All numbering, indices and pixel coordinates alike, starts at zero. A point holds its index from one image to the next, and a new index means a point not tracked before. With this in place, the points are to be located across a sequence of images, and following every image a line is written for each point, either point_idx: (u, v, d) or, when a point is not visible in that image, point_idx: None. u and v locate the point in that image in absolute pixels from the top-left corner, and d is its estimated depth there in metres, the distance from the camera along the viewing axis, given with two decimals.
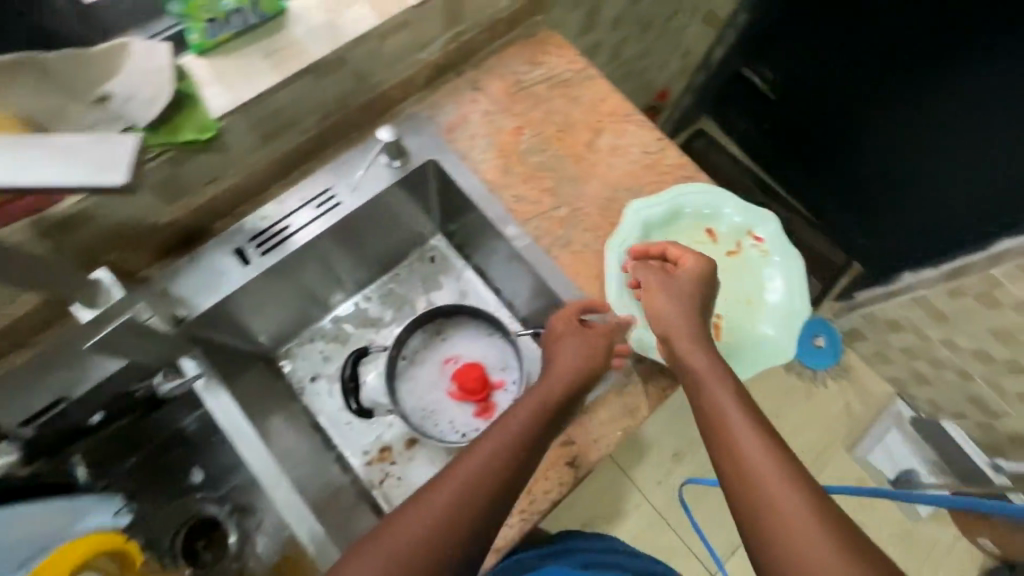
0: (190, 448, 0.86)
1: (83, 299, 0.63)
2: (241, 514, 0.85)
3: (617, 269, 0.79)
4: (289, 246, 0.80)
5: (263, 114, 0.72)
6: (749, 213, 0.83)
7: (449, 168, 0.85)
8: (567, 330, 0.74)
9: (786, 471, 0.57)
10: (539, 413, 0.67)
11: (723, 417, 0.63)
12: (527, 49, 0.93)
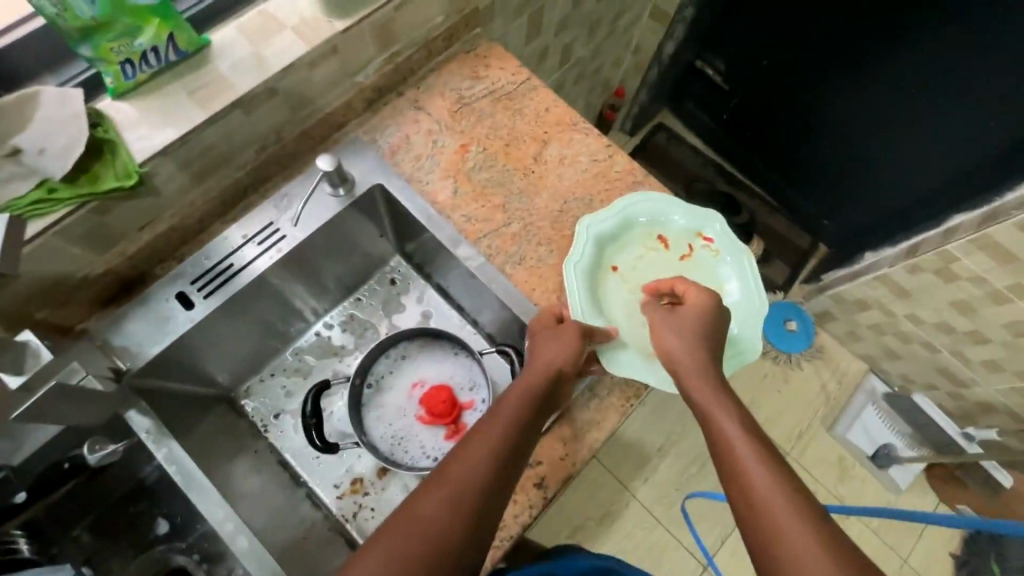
0: (151, 500, 0.83)
1: (8, 365, 0.59)
2: (211, 562, 0.82)
3: (577, 290, 0.77)
4: (235, 285, 0.77)
5: (192, 154, 0.69)
6: (694, 215, 0.82)
7: (395, 191, 0.83)
8: (547, 326, 0.73)
9: (796, 494, 0.55)
10: (528, 400, 0.65)
11: (734, 437, 0.61)
12: (467, 64, 0.92)
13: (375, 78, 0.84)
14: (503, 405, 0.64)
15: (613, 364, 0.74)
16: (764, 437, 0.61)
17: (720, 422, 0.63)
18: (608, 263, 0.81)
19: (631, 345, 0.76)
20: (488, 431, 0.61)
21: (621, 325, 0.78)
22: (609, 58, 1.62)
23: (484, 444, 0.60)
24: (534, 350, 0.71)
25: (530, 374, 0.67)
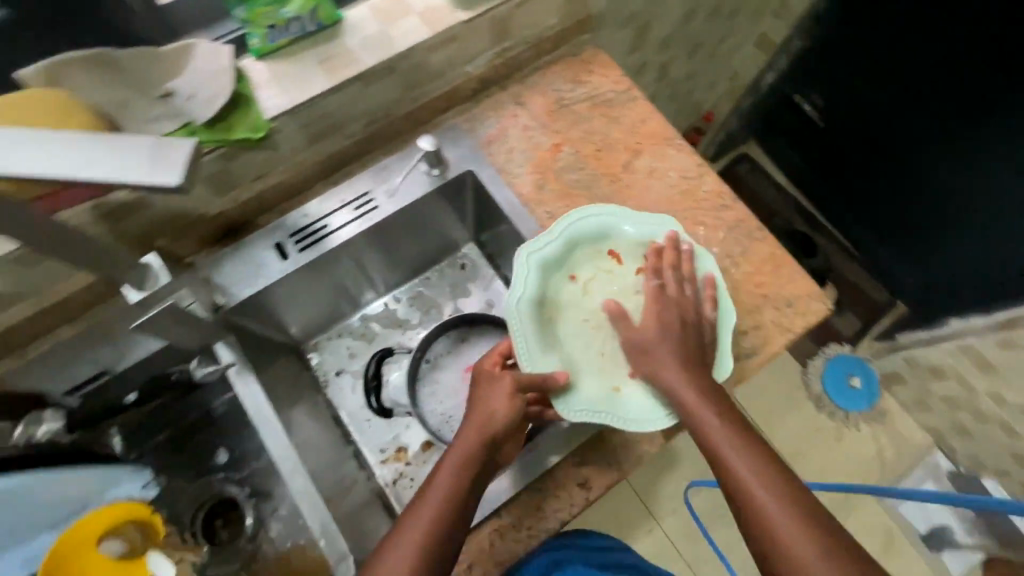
0: (217, 429, 0.87)
1: (133, 281, 0.64)
2: (262, 498, 0.85)
3: (524, 331, 0.72)
4: (326, 245, 0.82)
5: (311, 118, 0.75)
6: (645, 224, 0.77)
7: (485, 179, 0.86)
8: (490, 375, 0.70)
9: (829, 544, 0.56)
10: (467, 464, 0.63)
11: (758, 482, 0.60)
12: (571, 68, 0.94)
13: (484, 70, 0.87)
14: (438, 479, 0.63)
15: (574, 411, 0.69)
16: (787, 475, 0.61)
17: (738, 466, 0.61)
18: (552, 303, 0.76)
19: (596, 389, 0.72)
20: (423, 511, 0.61)
21: (582, 365, 0.74)
22: (706, 80, 1.59)
23: (421, 524, 0.60)
24: (474, 405, 0.68)
25: (466, 435, 0.65)
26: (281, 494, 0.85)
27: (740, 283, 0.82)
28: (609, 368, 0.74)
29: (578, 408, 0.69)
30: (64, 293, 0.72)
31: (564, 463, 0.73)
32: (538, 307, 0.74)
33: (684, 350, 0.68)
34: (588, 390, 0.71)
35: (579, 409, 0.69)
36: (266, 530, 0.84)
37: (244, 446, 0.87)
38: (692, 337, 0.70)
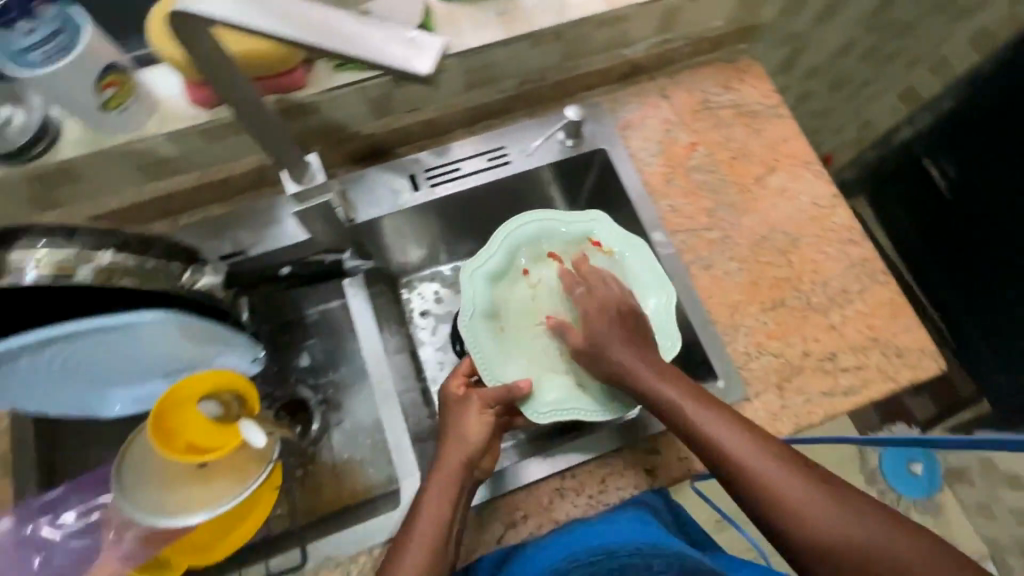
0: (303, 333, 0.94)
1: (293, 173, 0.67)
2: (330, 408, 0.90)
3: (481, 345, 0.76)
4: (456, 187, 0.85)
5: (476, 66, 0.79)
6: (577, 223, 0.81)
7: (616, 161, 0.87)
8: (456, 400, 0.70)
9: (849, 517, 0.52)
10: (444, 488, 0.64)
11: (754, 466, 0.56)
12: (724, 72, 0.93)
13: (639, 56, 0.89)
14: (423, 512, 0.62)
15: (542, 415, 0.71)
16: (780, 448, 0.57)
17: (730, 451, 0.58)
18: (503, 314, 0.80)
19: (561, 392, 0.74)
20: (413, 545, 0.60)
21: (547, 372, 0.77)
22: (836, 121, 1.54)
23: (413, 557, 0.59)
24: (448, 439, 0.67)
25: (444, 461, 0.66)
26: (349, 408, 0.90)
27: (852, 320, 0.79)
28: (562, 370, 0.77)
29: (548, 411, 0.71)
30: (227, 172, 0.79)
31: (636, 445, 0.74)
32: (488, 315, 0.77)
33: (620, 327, 0.69)
34: (554, 391, 0.74)
35: (546, 411, 0.71)
36: (328, 439, 0.87)
37: (326, 354, 0.93)
38: (629, 317, 0.70)
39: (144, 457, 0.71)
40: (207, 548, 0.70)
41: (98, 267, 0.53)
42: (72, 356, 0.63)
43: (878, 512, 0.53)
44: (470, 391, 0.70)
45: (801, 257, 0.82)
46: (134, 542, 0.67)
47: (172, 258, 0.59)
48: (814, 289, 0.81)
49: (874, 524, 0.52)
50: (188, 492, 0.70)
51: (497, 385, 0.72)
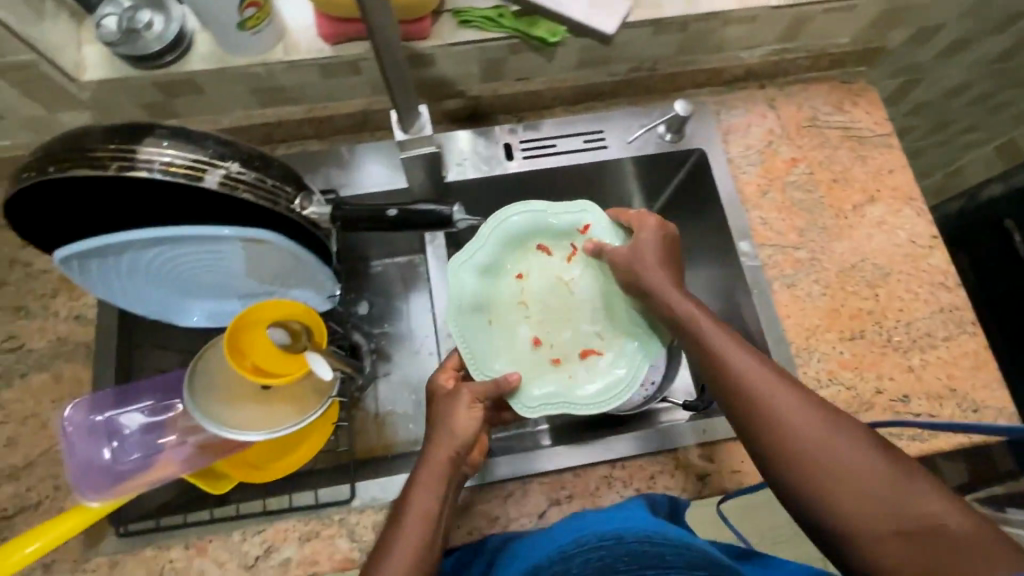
0: (364, 282, 0.95)
1: (403, 122, 0.67)
2: (379, 357, 0.91)
3: (471, 338, 0.73)
4: (549, 163, 0.84)
5: (595, 45, 0.79)
6: (568, 214, 0.77)
7: (714, 163, 0.85)
8: (445, 393, 0.67)
9: (874, 468, 0.50)
10: (433, 481, 0.61)
11: (772, 413, 0.54)
12: (838, 92, 0.90)
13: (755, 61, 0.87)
14: (411, 507, 0.59)
15: (533, 410, 0.70)
16: (803, 395, 0.55)
17: (749, 398, 0.56)
18: (492, 305, 0.77)
19: (550, 386, 0.73)
20: (403, 536, 0.57)
21: (533, 363, 0.75)
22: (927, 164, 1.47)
23: (402, 555, 0.56)
24: (437, 429, 0.64)
25: (430, 454, 0.62)
26: (398, 362, 0.91)
27: (931, 366, 0.77)
28: (547, 362, 0.76)
29: (537, 404, 0.71)
30: (332, 111, 0.80)
31: (690, 448, 0.73)
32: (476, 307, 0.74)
33: (669, 273, 0.68)
34: (542, 383, 0.73)
35: (535, 405, 0.70)
36: (374, 388, 0.88)
37: (384, 307, 0.95)
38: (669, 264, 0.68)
39: (216, 368, 0.74)
40: (261, 467, 0.73)
41: (223, 176, 0.55)
42: (162, 258, 0.65)
43: (905, 465, 0.50)
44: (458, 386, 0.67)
45: (889, 293, 0.80)
46: (195, 448, 0.70)
47: (285, 183, 0.59)
48: (897, 327, 0.78)
49: (899, 474, 0.49)
50: (251, 411, 0.72)
51: (487, 380, 0.70)
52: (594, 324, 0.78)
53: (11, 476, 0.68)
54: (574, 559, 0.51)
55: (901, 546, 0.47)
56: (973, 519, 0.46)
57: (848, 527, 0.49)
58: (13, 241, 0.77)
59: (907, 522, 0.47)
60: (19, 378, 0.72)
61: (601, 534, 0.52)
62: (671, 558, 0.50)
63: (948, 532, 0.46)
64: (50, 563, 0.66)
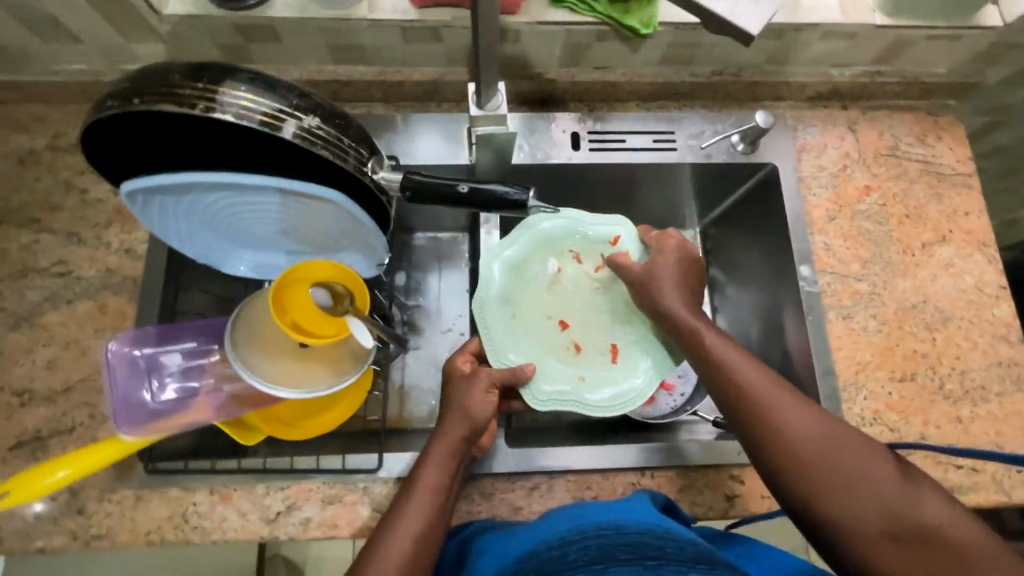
0: (404, 253, 0.94)
1: (479, 95, 0.65)
2: (410, 330, 0.90)
3: (491, 328, 0.71)
4: (615, 157, 0.81)
5: (683, 42, 0.77)
6: (603, 223, 0.74)
7: (783, 180, 0.82)
8: (460, 377, 0.65)
9: (875, 478, 0.51)
10: (439, 460, 0.60)
11: (782, 423, 0.54)
12: (922, 124, 0.86)
13: (843, 80, 0.84)
14: (417, 482, 0.59)
15: (541, 402, 0.68)
16: (808, 404, 0.56)
17: (760, 406, 0.55)
18: (515, 300, 0.74)
19: (561, 383, 0.70)
20: (409, 511, 0.57)
21: (548, 361, 0.71)
22: None
23: (408, 526, 0.56)
24: (450, 409, 0.63)
25: (445, 435, 0.61)
26: (429, 337, 0.90)
27: (981, 420, 0.74)
28: (562, 362, 0.72)
29: (547, 399, 0.68)
30: (403, 76, 0.79)
31: (721, 467, 0.71)
32: (501, 299, 0.72)
33: (683, 283, 0.66)
34: (553, 380, 0.70)
35: (545, 399, 0.68)
36: (402, 360, 0.87)
37: (423, 281, 0.94)
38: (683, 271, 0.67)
39: (258, 319, 0.73)
40: (292, 425, 0.73)
41: (301, 128, 0.54)
42: (228, 203, 0.64)
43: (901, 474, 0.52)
44: (475, 372, 0.65)
45: (947, 338, 0.77)
46: (230, 396, 0.70)
47: (360, 144, 0.58)
48: (950, 374, 0.75)
49: (897, 483, 0.51)
50: (287, 366, 0.71)
51: (503, 368, 0.68)
52: (612, 332, 0.74)
53: (48, 398, 0.69)
54: (573, 544, 0.52)
55: (897, 552, 0.49)
56: (960, 523, 0.50)
57: (849, 535, 0.50)
58: (72, 167, 0.77)
59: (904, 527, 0.49)
60: (65, 303, 0.72)
61: (599, 523, 0.53)
62: (667, 549, 0.50)
63: (940, 536, 0.49)
64: (77, 489, 0.66)
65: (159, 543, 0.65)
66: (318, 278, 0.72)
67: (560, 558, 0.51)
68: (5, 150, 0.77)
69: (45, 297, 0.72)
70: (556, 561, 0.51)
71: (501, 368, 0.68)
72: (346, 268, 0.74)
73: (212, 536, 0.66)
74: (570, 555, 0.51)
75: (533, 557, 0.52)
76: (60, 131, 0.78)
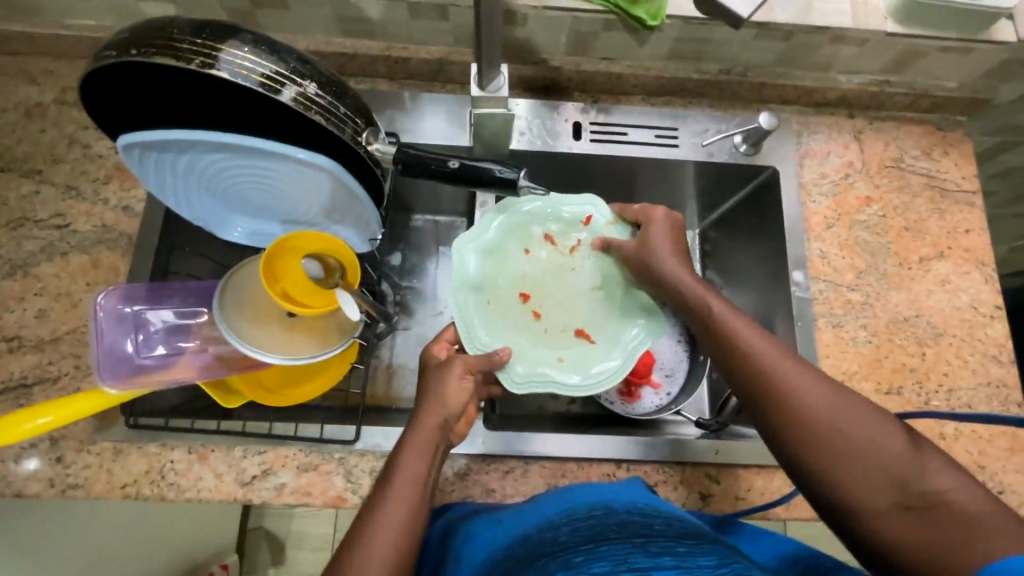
0: (401, 234, 0.95)
1: (480, 77, 0.65)
2: (401, 310, 0.90)
3: (468, 311, 0.70)
4: (615, 149, 0.81)
5: (691, 36, 0.77)
6: (575, 204, 0.75)
7: (783, 184, 0.82)
8: (439, 364, 0.63)
9: (881, 441, 0.49)
10: (422, 446, 0.56)
11: (782, 387, 0.53)
12: (929, 138, 0.86)
13: (852, 88, 0.84)
14: (397, 474, 0.54)
15: (518, 384, 0.67)
16: (811, 369, 0.54)
17: (761, 371, 0.54)
18: (490, 285, 0.73)
19: (540, 366, 0.69)
20: (391, 502, 0.52)
21: (526, 344, 0.71)
22: None
23: (393, 513, 0.51)
24: (425, 397, 0.60)
25: (424, 422, 0.58)
26: (419, 318, 0.90)
27: (965, 438, 0.73)
28: (539, 346, 0.71)
29: (524, 381, 0.68)
30: (409, 54, 0.79)
31: (697, 466, 0.71)
32: (475, 285, 0.71)
33: (682, 256, 0.66)
34: (530, 363, 0.69)
35: (522, 380, 0.68)
36: (391, 339, 0.88)
37: (419, 263, 0.94)
38: (681, 243, 0.67)
39: (247, 287, 0.74)
40: (274, 392, 0.73)
41: (299, 94, 0.54)
42: (223, 164, 0.65)
43: (911, 438, 0.49)
44: (454, 357, 0.64)
45: (937, 354, 0.76)
46: (215, 358, 0.70)
47: (356, 115, 0.58)
48: (937, 391, 0.74)
49: (904, 447, 0.48)
50: (272, 333, 0.72)
51: (480, 354, 0.67)
52: (590, 314, 0.74)
53: (36, 347, 0.69)
54: (564, 527, 0.50)
55: (906, 518, 0.46)
56: (976, 491, 0.46)
57: (854, 500, 0.48)
58: (77, 122, 0.78)
59: (912, 492, 0.46)
60: (59, 255, 0.73)
61: (589, 506, 0.52)
62: (655, 526, 0.48)
63: (951, 502, 0.45)
64: (57, 438, 0.67)
65: (134, 497, 0.66)
66: (308, 249, 0.73)
67: (549, 539, 0.48)
68: (12, 100, 0.78)
69: (40, 248, 0.73)
70: (547, 542, 0.48)
71: (476, 352, 0.67)
72: (336, 239, 0.74)
73: (187, 494, 0.66)
74: (560, 537, 0.48)
75: (524, 540, 0.50)
76: (68, 86, 0.79)
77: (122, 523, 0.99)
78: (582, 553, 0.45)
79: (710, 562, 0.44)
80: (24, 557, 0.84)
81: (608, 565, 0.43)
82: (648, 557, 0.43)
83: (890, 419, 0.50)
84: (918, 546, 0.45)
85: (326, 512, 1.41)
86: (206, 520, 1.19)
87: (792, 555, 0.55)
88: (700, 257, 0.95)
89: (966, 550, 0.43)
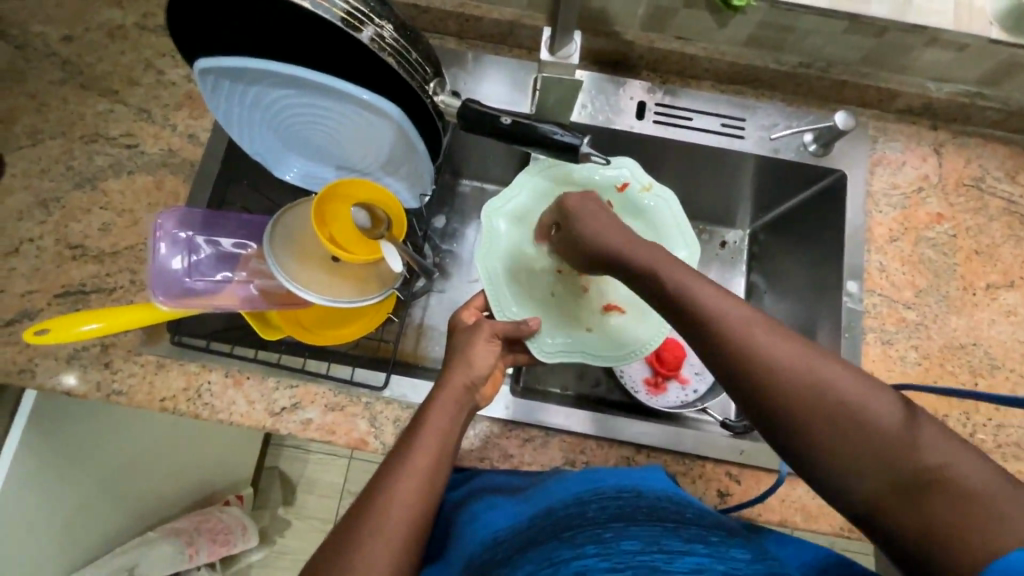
0: (447, 195, 0.94)
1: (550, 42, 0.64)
2: (439, 272, 0.90)
3: (494, 278, 0.69)
4: (678, 134, 0.79)
5: (776, 23, 0.74)
6: (609, 169, 0.72)
7: (849, 189, 0.78)
8: (467, 327, 0.63)
9: (869, 414, 0.42)
10: (450, 406, 0.57)
11: (764, 364, 0.45)
12: (1017, 159, 0.80)
13: (940, 97, 0.79)
14: (423, 427, 0.54)
15: (548, 354, 0.66)
16: (790, 332, 0.47)
17: (742, 350, 0.46)
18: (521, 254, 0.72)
19: (567, 334, 0.69)
20: (419, 450, 0.53)
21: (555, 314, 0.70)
22: None
23: (419, 463, 0.52)
24: (453, 359, 0.60)
25: (450, 387, 0.57)
26: (455, 282, 0.91)
27: None
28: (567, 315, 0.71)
29: (553, 351, 0.67)
30: (482, 12, 0.78)
31: (720, 462, 0.70)
32: (504, 254, 0.71)
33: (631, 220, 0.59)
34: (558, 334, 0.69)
35: (552, 350, 0.67)
36: (425, 299, 0.88)
37: (461, 227, 0.94)
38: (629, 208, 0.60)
39: (296, 226, 0.75)
40: (311, 330, 0.75)
41: (376, 33, 0.54)
42: (287, 100, 0.66)
43: (905, 409, 0.42)
44: (481, 321, 0.64)
45: (991, 387, 0.72)
46: (258, 291, 0.72)
47: (426, 63, 0.58)
48: (986, 424, 0.70)
49: (895, 416, 0.42)
50: (313, 273, 0.73)
51: (508, 321, 0.66)
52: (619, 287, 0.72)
53: (96, 257, 0.73)
54: (592, 503, 0.51)
55: (901, 500, 0.40)
56: (973, 463, 0.39)
57: (851, 487, 0.42)
58: (154, 48, 0.81)
59: (913, 476, 0.40)
60: (126, 173, 0.76)
61: (618, 487, 0.53)
62: (687, 513, 0.50)
63: (947, 481, 0.39)
64: (108, 345, 0.70)
65: (171, 411, 0.69)
66: (357, 199, 0.73)
67: (576, 514, 0.50)
68: (96, 20, 0.81)
69: (109, 164, 0.76)
70: (573, 517, 0.50)
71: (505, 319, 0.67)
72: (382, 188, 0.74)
73: (219, 415, 0.69)
74: (588, 512, 0.50)
75: (547, 512, 0.52)
76: (150, 12, 0.82)
77: (151, 438, 1.04)
78: (612, 530, 0.48)
79: (744, 555, 0.46)
80: (58, 453, 0.89)
81: (638, 545, 0.46)
82: (680, 543, 0.46)
83: (887, 390, 0.43)
84: (916, 533, 0.39)
85: (340, 461, 1.46)
86: (227, 449, 1.24)
87: (821, 564, 0.53)
88: (747, 259, 0.93)
89: (964, 537, 0.37)
